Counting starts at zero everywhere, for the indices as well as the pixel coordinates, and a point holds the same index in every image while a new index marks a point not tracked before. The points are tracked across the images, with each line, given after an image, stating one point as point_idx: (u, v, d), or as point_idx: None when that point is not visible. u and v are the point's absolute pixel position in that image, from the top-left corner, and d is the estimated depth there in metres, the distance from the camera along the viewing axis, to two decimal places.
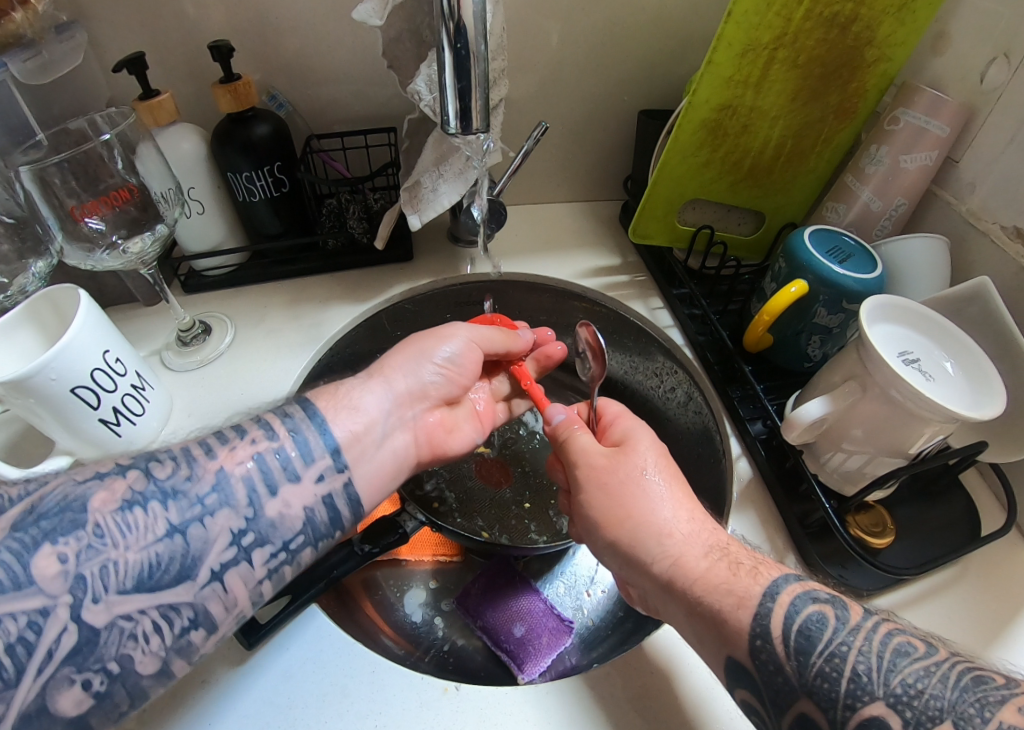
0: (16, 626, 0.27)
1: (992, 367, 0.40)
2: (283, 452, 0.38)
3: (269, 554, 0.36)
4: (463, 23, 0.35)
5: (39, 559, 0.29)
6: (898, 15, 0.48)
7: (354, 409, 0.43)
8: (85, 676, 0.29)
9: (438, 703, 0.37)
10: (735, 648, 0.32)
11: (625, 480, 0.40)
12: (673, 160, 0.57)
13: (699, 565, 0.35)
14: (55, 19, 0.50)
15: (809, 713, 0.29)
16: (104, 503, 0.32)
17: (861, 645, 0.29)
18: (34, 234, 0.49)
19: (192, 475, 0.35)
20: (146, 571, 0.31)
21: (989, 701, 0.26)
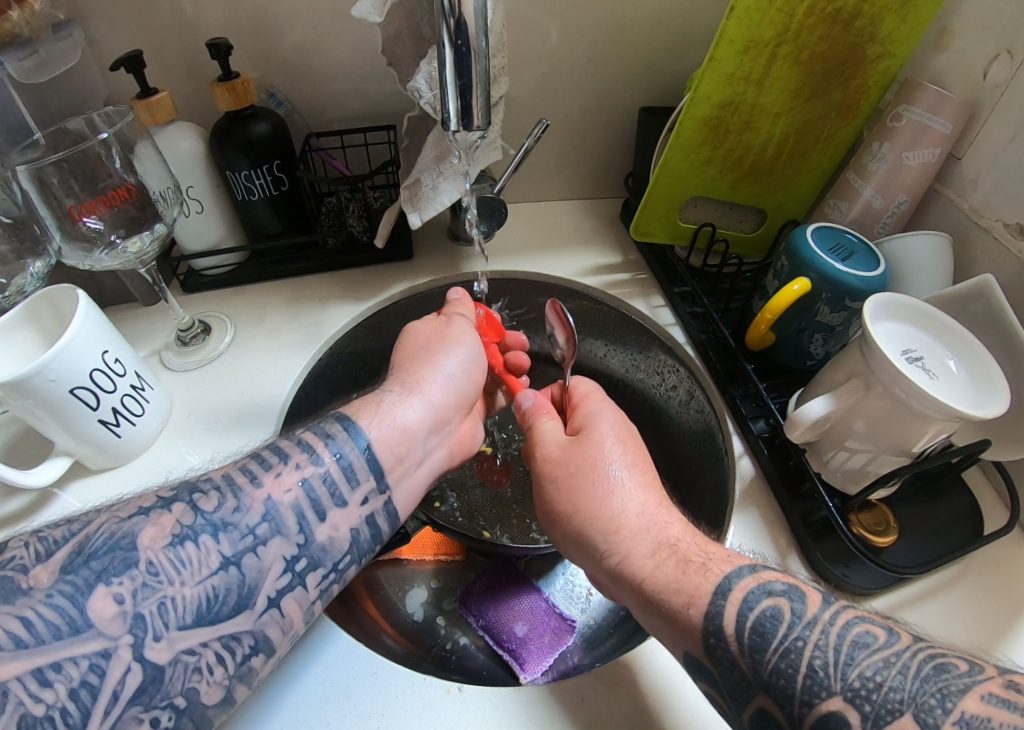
0: (79, 670, 0.27)
1: (996, 366, 0.40)
2: (329, 475, 0.38)
3: (321, 576, 0.36)
4: (464, 19, 0.34)
5: (94, 601, 0.29)
6: (901, 11, 0.48)
7: (398, 424, 0.43)
8: (152, 714, 0.29)
9: (441, 703, 0.37)
10: (691, 643, 0.32)
11: (577, 471, 0.41)
12: (674, 158, 0.57)
13: (646, 565, 0.35)
14: (53, 18, 0.50)
15: (768, 708, 0.29)
16: (154, 538, 0.32)
17: (817, 639, 0.29)
18: (32, 234, 0.48)
19: (239, 506, 0.34)
20: (204, 604, 0.31)
21: (951, 690, 0.26)
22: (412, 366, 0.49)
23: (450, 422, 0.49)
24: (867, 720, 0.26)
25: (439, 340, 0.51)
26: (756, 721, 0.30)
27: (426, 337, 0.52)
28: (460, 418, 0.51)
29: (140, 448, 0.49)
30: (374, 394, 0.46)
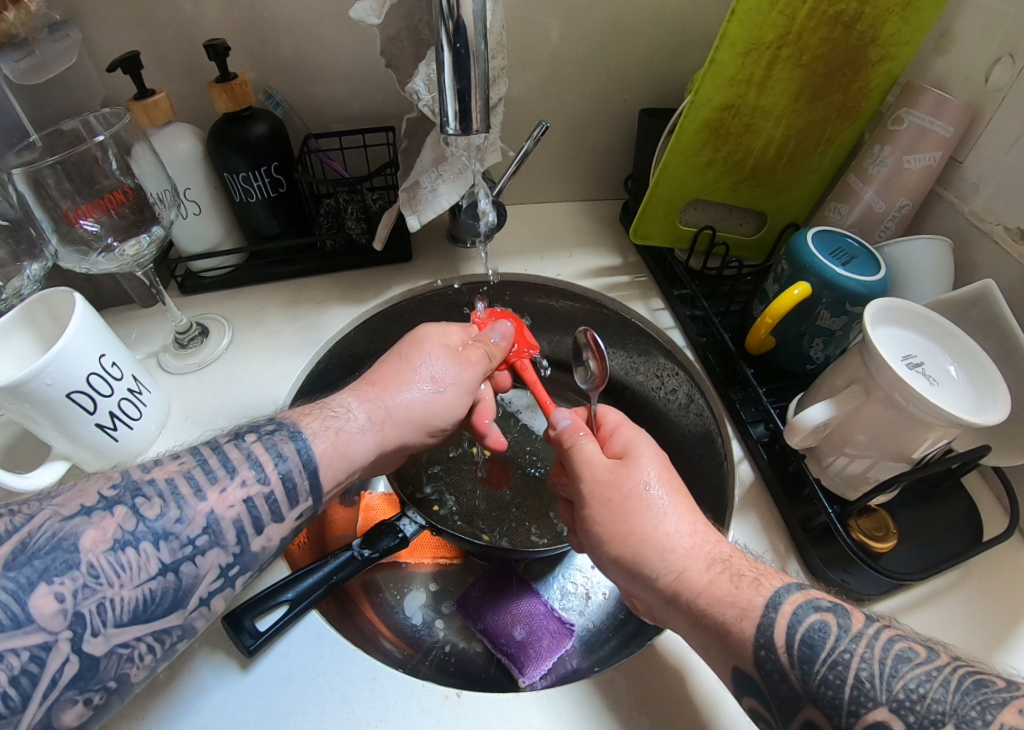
0: (19, 659, 0.27)
1: (998, 372, 0.39)
2: (274, 495, 0.37)
3: (249, 577, 0.37)
4: (463, 22, 0.34)
5: (36, 598, 0.28)
6: (903, 14, 0.48)
7: (342, 445, 0.41)
8: (86, 695, 0.30)
9: (439, 710, 0.37)
10: (741, 658, 0.31)
11: (628, 496, 0.39)
12: (675, 160, 0.57)
13: (702, 577, 0.34)
14: (49, 19, 0.50)
15: (816, 719, 0.29)
16: (96, 542, 0.31)
17: (864, 651, 0.29)
18: (29, 237, 0.48)
19: (182, 517, 0.34)
20: (141, 605, 0.31)
21: (991, 703, 0.26)
22: (380, 377, 0.48)
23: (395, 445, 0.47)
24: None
25: (418, 357, 0.49)
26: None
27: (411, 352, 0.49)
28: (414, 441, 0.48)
29: (137, 451, 0.49)
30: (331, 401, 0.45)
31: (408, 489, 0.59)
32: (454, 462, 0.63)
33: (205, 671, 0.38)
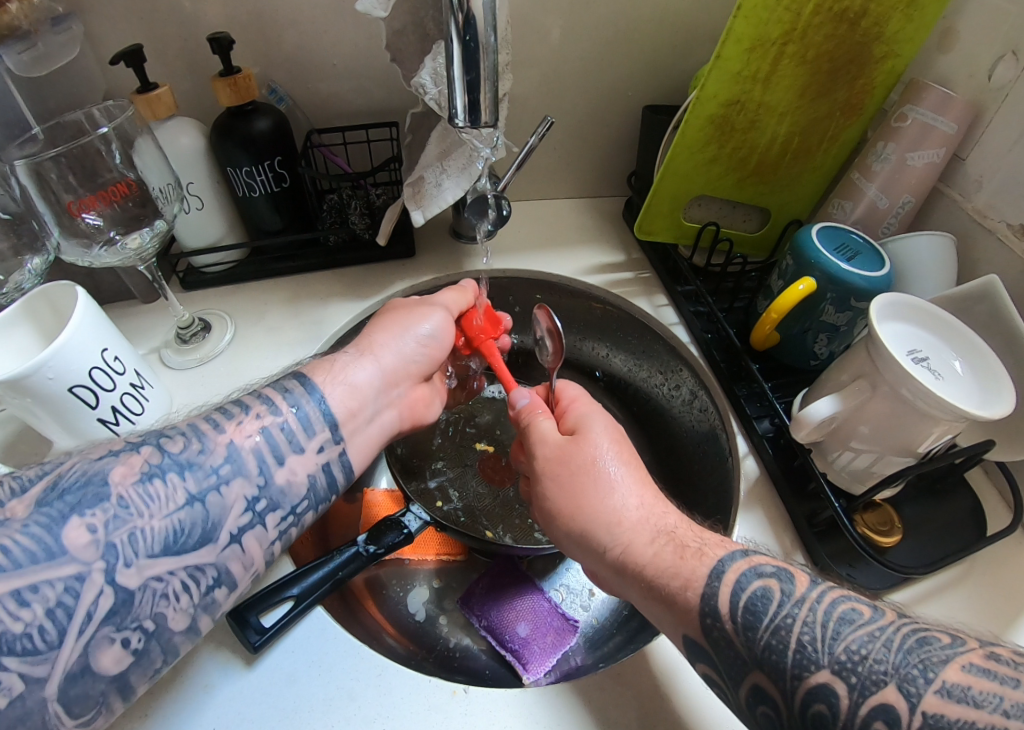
0: (54, 592, 0.27)
1: (1002, 366, 0.40)
2: (287, 425, 0.37)
3: (280, 517, 0.36)
4: (473, 15, 0.34)
5: (68, 530, 0.28)
6: (908, 11, 0.48)
7: (351, 384, 0.42)
8: (124, 634, 0.29)
9: (447, 706, 0.37)
10: (688, 624, 0.32)
11: (578, 469, 0.39)
12: (680, 157, 0.57)
13: (647, 551, 0.35)
14: (51, 11, 0.49)
15: (762, 684, 0.28)
16: (124, 475, 0.31)
17: (806, 616, 0.29)
18: (30, 230, 0.47)
19: (204, 448, 0.34)
20: (171, 535, 0.31)
21: (932, 661, 0.26)
22: (372, 327, 0.48)
23: (404, 385, 0.47)
24: (853, 690, 0.26)
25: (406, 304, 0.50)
26: (751, 701, 0.29)
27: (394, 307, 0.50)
28: (416, 381, 0.49)
29: None
30: (329, 354, 0.45)
31: (412, 483, 0.58)
32: (456, 457, 0.62)
33: (209, 665, 0.38)
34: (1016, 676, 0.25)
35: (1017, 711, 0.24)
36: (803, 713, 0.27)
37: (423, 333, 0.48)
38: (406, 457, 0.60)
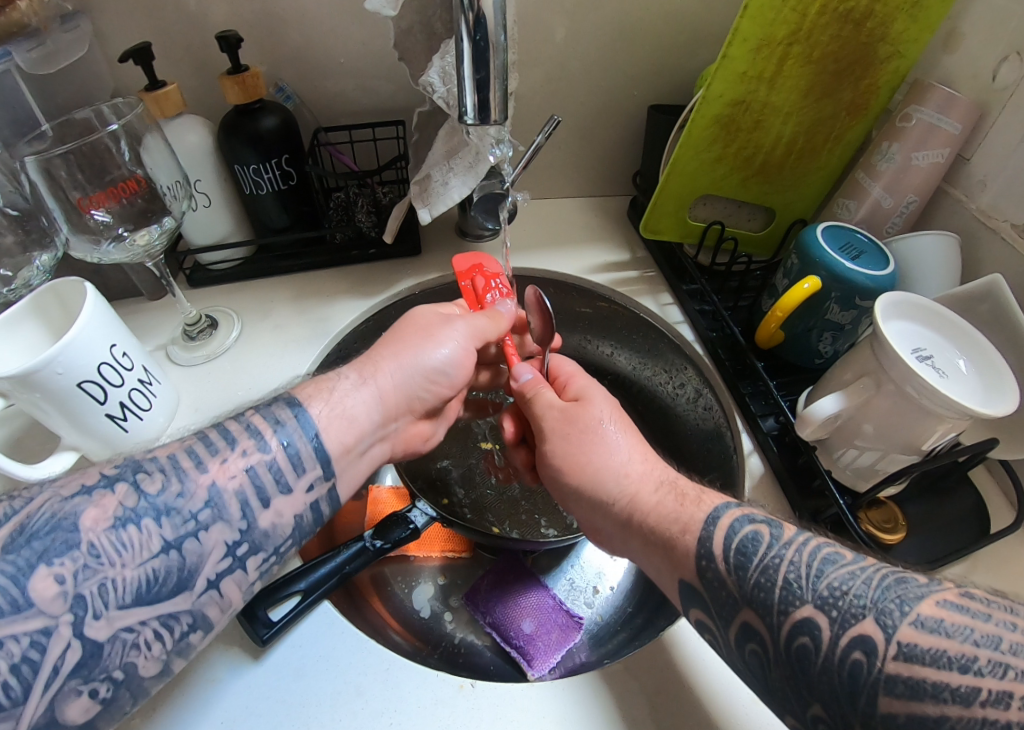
0: (19, 647, 0.26)
1: (1005, 364, 0.40)
2: (276, 463, 0.36)
3: (262, 559, 0.35)
4: (483, 14, 0.34)
5: (35, 582, 0.27)
6: (912, 12, 0.49)
7: (348, 415, 0.41)
8: (91, 686, 0.28)
9: (454, 699, 0.37)
10: (685, 569, 0.32)
11: (584, 429, 0.42)
12: (686, 156, 0.57)
13: (651, 499, 0.36)
14: (60, 9, 0.50)
15: (752, 622, 0.29)
16: (96, 520, 0.30)
17: (793, 556, 0.29)
18: (39, 227, 0.49)
19: (184, 491, 0.33)
20: (144, 585, 0.30)
21: (908, 597, 0.26)
22: (377, 348, 0.47)
23: (401, 417, 0.46)
24: (833, 623, 0.26)
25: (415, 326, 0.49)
26: (739, 638, 0.30)
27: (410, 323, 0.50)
28: (413, 416, 0.48)
29: (145, 443, 0.49)
30: (328, 376, 0.44)
31: (418, 480, 0.58)
32: (463, 454, 0.63)
33: (216, 660, 0.38)
34: (989, 611, 0.25)
35: (988, 641, 0.24)
36: (788, 647, 0.27)
37: (431, 355, 0.47)
38: (411, 455, 0.60)
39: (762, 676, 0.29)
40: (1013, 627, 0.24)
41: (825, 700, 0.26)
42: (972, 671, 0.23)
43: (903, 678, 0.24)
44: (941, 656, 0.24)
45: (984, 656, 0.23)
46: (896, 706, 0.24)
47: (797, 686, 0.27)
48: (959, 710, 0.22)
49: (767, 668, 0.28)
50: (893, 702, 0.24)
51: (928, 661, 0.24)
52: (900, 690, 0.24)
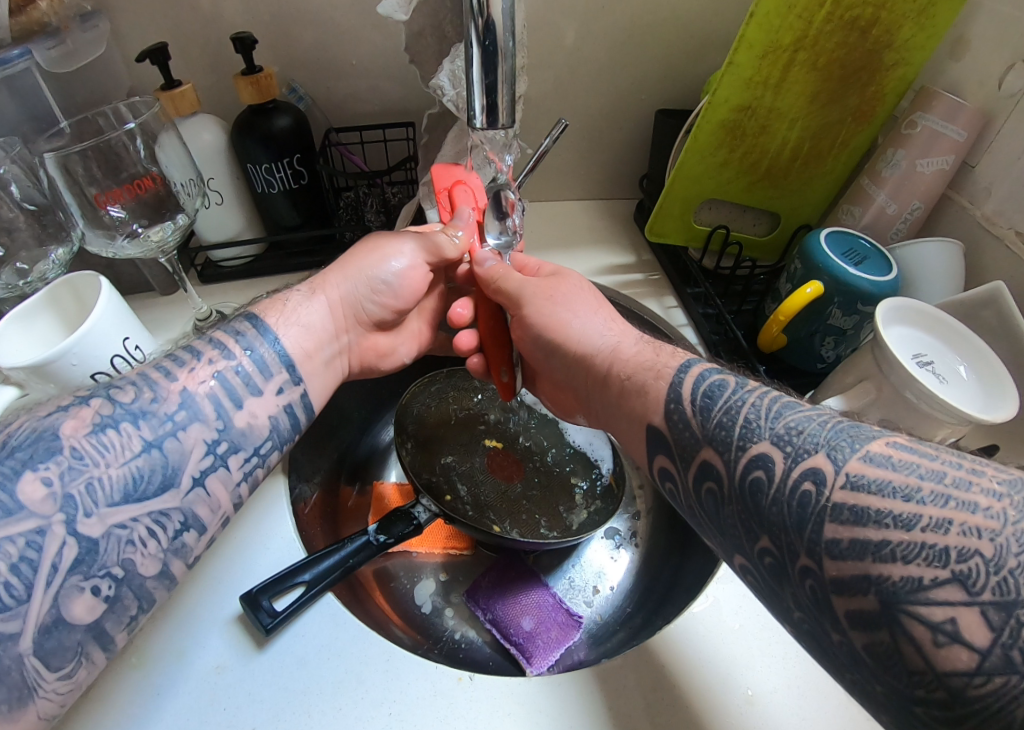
0: (16, 547, 0.27)
1: (1006, 370, 0.40)
2: (243, 369, 0.38)
3: (243, 459, 0.37)
4: (493, 20, 0.35)
5: (23, 485, 0.28)
6: (918, 20, 0.49)
7: (304, 326, 0.44)
8: (93, 583, 0.29)
9: (453, 692, 0.37)
10: (654, 413, 0.34)
11: (567, 293, 0.46)
12: (692, 162, 0.58)
13: (631, 352, 0.40)
14: (80, 8, 0.51)
15: (711, 459, 0.29)
16: (75, 428, 0.31)
17: (755, 399, 0.30)
18: (55, 220, 0.50)
19: (157, 397, 0.34)
20: (131, 484, 0.31)
21: (861, 437, 0.26)
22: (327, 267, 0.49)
23: (353, 330, 0.49)
24: (788, 457, 0.26)
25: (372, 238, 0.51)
26: (698, 478, 0.30)
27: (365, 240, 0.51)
28: (367, 330, 0.51)
29: None
30: (281, 294, 0.46)
31: (423, 477, 0.57)
32: (466, 452, 0.62)
33: (219, 647, 0.39)
34: (938, 453, 0.25)
35: (932, 475, 0.24)
36: (743, 483, 0.27)
37: (387, 268, 0.49)
38: (416, 454, 0.59)
39: (715, 515, 0.29)
40: (962, 465, 0.24)
41: (773, 533, 0.26)
42: (914, 500, 0.23)
43: (849, 506, 0.24)
44: (887, 486, 0.24)
45: (927, 487, 0.23)
46: (840, 532, 0.24)
47: (748, 521, 0.27)
48: (901, 535, 0.22)
49: (721, 506, 0.29)
50: (838, 529, 0.24)
51: (873, 490, 0.24)
52: (845, 518, 0.24)
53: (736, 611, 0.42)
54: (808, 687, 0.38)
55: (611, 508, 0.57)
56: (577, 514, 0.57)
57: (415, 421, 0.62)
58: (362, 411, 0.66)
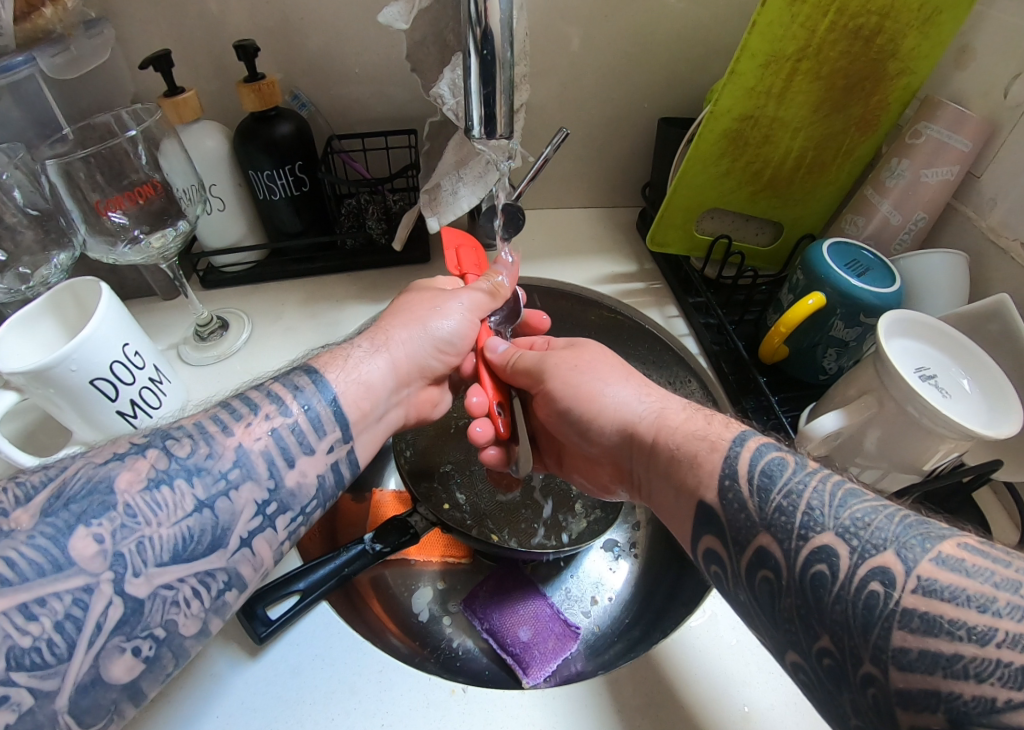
0: (62, 604, 0.26)
1: (1010, 384, 0.40)
2: (298, 426, 0.37)
3: (289, 518, 0.36)
4: (491, 29, 0.35)
5: (75, 541, 0.28)
6: (922, 28, 0.49)
7: (364, 382, 0.43)
8: (134, 644, 0.28)
9: (446, 704, 0.37)
10: (708, 490, 0.33)
11: (595, 360, 0.48)
12: (694, 170, 0.57)
13: (680, 418, 0.39)
14: (84, 15, 0.51)
15: (767, 547, 0.29)
16: (131, 482, 0.30)
17: (817, 484, 0.31)
18: (58, 226, 0.50)
19: (212, 452, 0.34)
20: (180, 543, 0.30)
21: (930, 536, 0.27)
22: (387, 320, 0.49)
23: (412, 384, 0.49)
24: (854, 552, 0.27)
25: (430, 296, 0.52)
26: (752, 568, 0.30)
27: (419, 297, 0.52)
28: (425, 382, 0.51)
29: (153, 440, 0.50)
30: (342, 348, 0.46)
31: (421, 483, 0.57)
32: (465, 460, 0.62)
33: (213, 656, 0.39)
34: (1009, 558, 0.25)
35: (1008, 584, 0.24)
36: (803, 576, 0.28)
37: (437, 325, 0.49)
38: (415, 460, 0.59)
39: (770, 608, 0.29)
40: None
41: (834, 633, 0.26)
42: (989, 610, 0.23)
43: (920, 612, 0.24)
44: (960, 593, 0.24)
45: (1003, 597, 0.23)
46: (908, 642, 0.24)
47: (807, 616, 0.27)
48: (974, 649, 0.22)
49: (777, 598, 0.29)
50: (907, 637, 0.24)
51: (946, 597, 0.24)
52: (914, 624, 0.24)
53: (734, 625, 0.41)
54: (803, 701, 0.37)
55: (611, 517, 0.57)
56: (577, 523, 0.57)
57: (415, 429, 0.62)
58: None
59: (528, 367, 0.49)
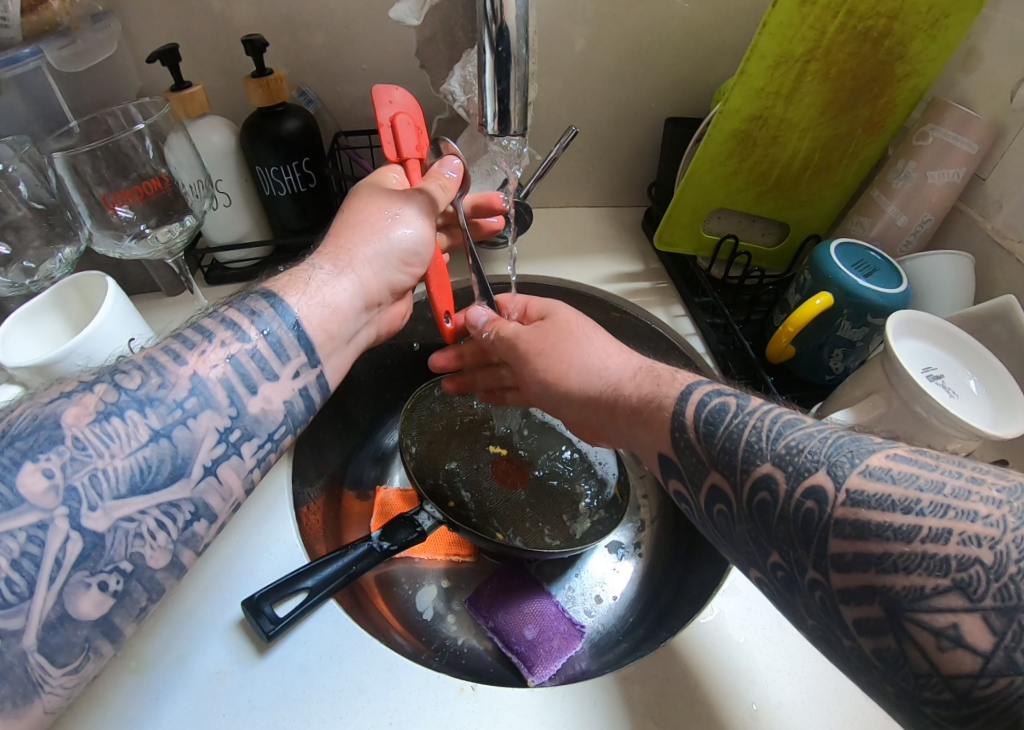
0: (18, 542, 0.25)
1: (1016, 386, 0.40)
2: (258, 352, 0.35)
3: (257, 445, 0.34)
4: (506, 26, 0.35)
5: (23, 476, 0.26)
6: (931, 31, 0.49)
7: (328, 304, 0.40)
8: (100, 579, 0.27)
9: (454, 702, 0.37)
10: (661, 442, 0.34)
11: (560, 331, 0.45)
12: (702, 170, 0.58)
13: (631, 384, 0.39)
14: (91, 8, 0.51)
15: (718, 483, 0.30)
16: (78, 417, 0.28)
17: (756, 421, 0.30)
18: (64, 220, 0.50)
19: (165, 382, 0.31)
20: (138, 474, 0.29)
21: (861, 452, 0.26)
22: (342, 234, 0.45)
23: (382, 300, 0.46)
24: (789, 477, 0.26)
25: (383, 206, 0.47)
26: (708, 501, 0.31)
27: (369, 201, 0.47)
28: (394, 298, 0.48)
29: None
30: (301, 269, 0.42)
31: (426, 482, 0.57)
32: (469, 458, 0.61)
33: (220, 653, 0.39)
34: (937, 462, 0.25)
35: (931, 485, 0.23)
36: (750, 501, 0.28)
37: (398, 235, 0.46)
38: (420, 458, 0.59)
39: (729, 532, 0.30)
40: (961, 474, 0.24)
41: (781, 547, 0.26)
42: (913, 512, 0.22)
43: (851, 522, 0.24)
44: (886, 499, 0.23)
45: (926, 498, 0.23)
46: (844, 546, 0.23)
47: (759, 537, 0.28)
48: (901, 546, 0.22)
49: (732, 524, 0.29)
50: (841, 543, 0.24)
51: (874, 505, 0.23)
52: (848, 532, 0.24)
53: (742, 624, 0.41)
54: (811, 701, 0.37)
55: (615, 518, 0.57)
56: (582, 522, 0.57)
57: (419, 427, 0.62)
58: (368, 416, 0.66)
59: (503, 339, 0.47)
